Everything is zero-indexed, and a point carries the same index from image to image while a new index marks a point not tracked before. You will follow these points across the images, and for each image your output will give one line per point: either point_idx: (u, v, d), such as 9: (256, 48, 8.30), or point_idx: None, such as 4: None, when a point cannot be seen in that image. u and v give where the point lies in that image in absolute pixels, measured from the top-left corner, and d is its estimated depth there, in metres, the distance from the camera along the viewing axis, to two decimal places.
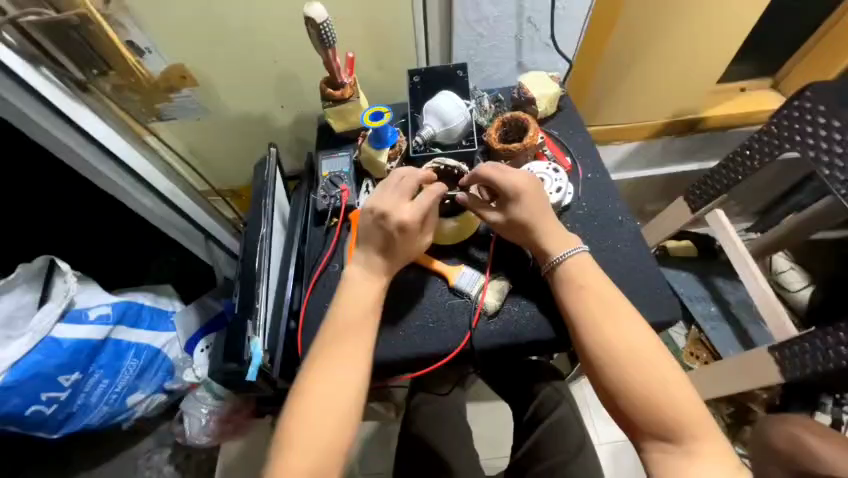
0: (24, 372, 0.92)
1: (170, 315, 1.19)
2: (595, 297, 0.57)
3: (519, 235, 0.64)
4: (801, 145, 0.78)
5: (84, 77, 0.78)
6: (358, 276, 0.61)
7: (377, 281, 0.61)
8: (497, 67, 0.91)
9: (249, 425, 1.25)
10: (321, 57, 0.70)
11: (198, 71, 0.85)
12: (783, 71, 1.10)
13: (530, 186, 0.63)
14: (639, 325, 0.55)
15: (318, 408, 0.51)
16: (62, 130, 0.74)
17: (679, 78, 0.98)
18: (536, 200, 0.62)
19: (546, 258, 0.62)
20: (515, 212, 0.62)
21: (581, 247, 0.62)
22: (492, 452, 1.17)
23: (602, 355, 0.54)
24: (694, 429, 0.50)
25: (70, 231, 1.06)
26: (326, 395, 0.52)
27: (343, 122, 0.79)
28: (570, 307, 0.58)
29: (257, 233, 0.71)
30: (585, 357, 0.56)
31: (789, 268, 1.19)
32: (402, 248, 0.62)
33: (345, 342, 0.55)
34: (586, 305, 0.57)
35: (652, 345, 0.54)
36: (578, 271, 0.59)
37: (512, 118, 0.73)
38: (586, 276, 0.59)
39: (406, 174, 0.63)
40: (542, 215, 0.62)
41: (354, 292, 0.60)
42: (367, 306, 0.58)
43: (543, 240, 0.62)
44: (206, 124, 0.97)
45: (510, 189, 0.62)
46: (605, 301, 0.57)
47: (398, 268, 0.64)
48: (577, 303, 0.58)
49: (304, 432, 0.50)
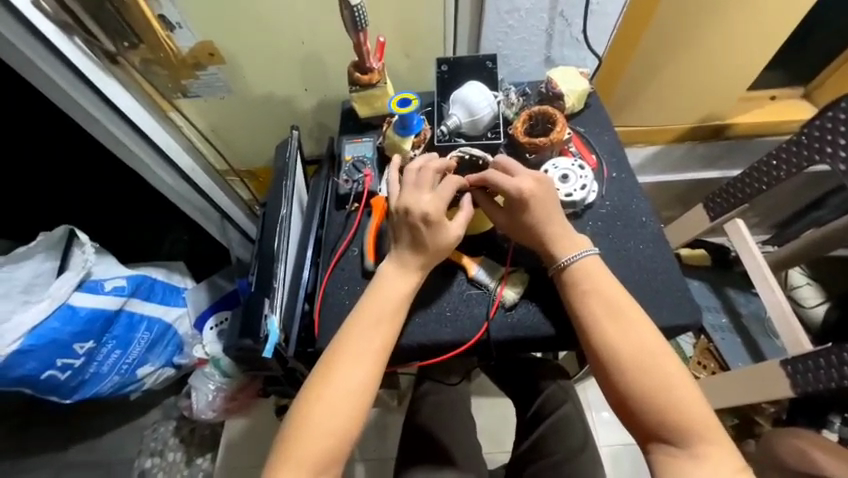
0: (39, 338, 0.94)
1: (181, 292, 1.21)
2: (605, 304, 0.56)
3: (523, 235, 0.63)
4: (831, 157, 0.76)
5: (115, 50, 0.78)
6: (393, 271, 0.61)
7: (412, 279, 0.60)
8: (524, 61, 0.90)
9: (253, 403, 1.28)
10: (351, 40, 0.69)
11: (226, 50, 0.85)
12: (815, 82, 1.08)
13: (537, 193, 0.61)
14: (650, 331, 0.55)
15: (325, 407, 0.52)
16: (89, 100, 0.76)
17: (712, 80, 0.96)
18: (541, 202, 0.61)
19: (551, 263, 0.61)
20: (525, 218, 0.62)
21: (592, 250, 0.61)
22: (492, 446, 1.18)
23: (612, 360, 0.54)
24: (701, 432, 0.50)
25: (93, 202, 1.10)
26: (338, 388, 0.53)
27: (368, 107, 0.79)
28: (578, 313, 0.57)
29: (277, 214, 0.72)
30: (595, 362, 0.56)
31: (804, 283, 1.17)
32: (432, 241, 0.60)
33: (358, 341, 0.56)
34: (594, 311, 0.56)
35: (663, 351, 0.53)
36: (587, 278, 0.58)
37: (541, 112, 0.72)
38: (597, 283, 0.58)
39: (419, 168, 0.63)
40: (551, 215, 0.61)
41: (390, 283, 0.60)
42: (393, 308, 0.59)
43: (549, 243, 0.61)
44: (230, 104, 0.97)
45: (514, 192, 0.61)
46: (614, 307, 0.56)
47: (433, 263, 0.62)
48: (586, 309, 0.57)
49: (311, 430, 0.51)
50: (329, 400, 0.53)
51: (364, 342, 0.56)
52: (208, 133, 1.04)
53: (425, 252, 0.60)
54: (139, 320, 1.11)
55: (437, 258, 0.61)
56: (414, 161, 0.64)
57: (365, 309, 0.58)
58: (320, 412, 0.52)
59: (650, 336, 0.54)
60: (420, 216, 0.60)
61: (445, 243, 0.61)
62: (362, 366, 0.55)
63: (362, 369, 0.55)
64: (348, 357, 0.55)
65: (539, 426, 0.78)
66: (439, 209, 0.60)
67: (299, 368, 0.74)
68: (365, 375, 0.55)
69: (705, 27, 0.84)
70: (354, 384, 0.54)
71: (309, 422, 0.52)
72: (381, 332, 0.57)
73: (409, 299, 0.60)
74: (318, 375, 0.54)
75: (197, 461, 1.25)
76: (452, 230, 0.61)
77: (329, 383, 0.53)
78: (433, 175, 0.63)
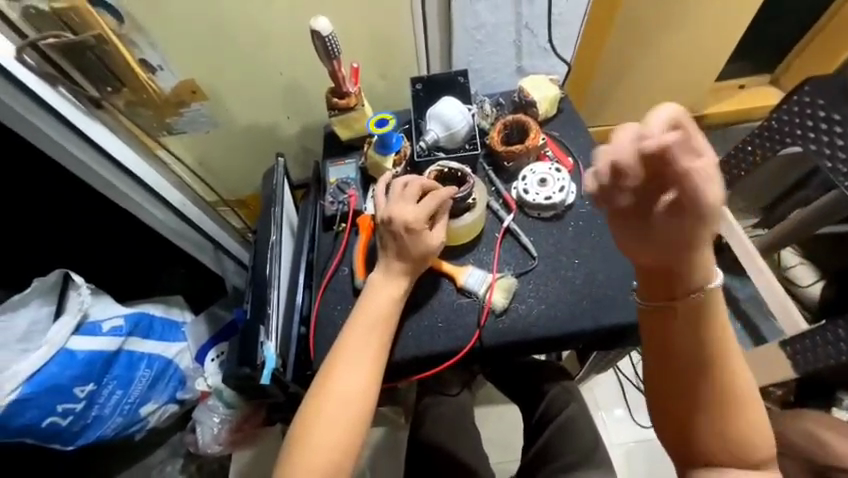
0: (40, 384, 0.94)
1: (180, 326, 1.20)
2: (706, 334, 0.47)
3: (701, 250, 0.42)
4: (802, 138, 0.80)
5: (99, 95, 0.80)
6: (381, 283, 0.61)
7: (399, 282, 0.62)
8: (497, 72, 0.93)
9: (258, 433, 1.25)
10: (326, 67, 0.72)
11: (207, 86, 0.88)
12: (780, 68, 1.12)
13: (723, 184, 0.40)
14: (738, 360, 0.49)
15: (325, 419, 0.52)
16: (71, 140, 0.75)
17: (678, 77, 1.00)
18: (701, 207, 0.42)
19: (680, 287, 0.46)
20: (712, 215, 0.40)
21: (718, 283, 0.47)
22: (504, 456, 1.17)
23: (692, 368, 0.48)
24: (758, 452, 0.49)
25: (88, 241, 1.11)
26: (339, 399, 0.53)
27: (349, 130, 0.81)
28: (668, 337, 0.49)
29: (267, 240, 0.73)
30: (666, 378, 0.50)
31: (798, 263, 1.18)
32: (415, 247, 0.62)
33: (355, 348, 0.57)
34: (690, 344, 0.48)
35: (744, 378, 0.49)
36: (704, 312, 0.47)
37: (514, 121, 0.75)
38: (709, 308, 0.47)
39: (405, 183, 0.65)
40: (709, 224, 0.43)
41: (377, 293, 0.61)
42: (382, 313, 0.59)
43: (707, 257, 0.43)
44: (215, 137, 0.99)
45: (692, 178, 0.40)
46: (715, 342, 0.47)
47: (419, 267, 0.63)
48: (684, 330, 0.48)
49: (313, 447, 0.51)
50: (331, 413, 0.53)
51: (362, 351, 0.57)
52: (195, 166, 1.06)
53: (410, 259, 0.62)
54: (139, 358, 1.11)
55: (417, 265, 0.63)
56: (397, 179, 0.65)
57: (358, 317, 0.59)
58: (323, 427, 0.52)
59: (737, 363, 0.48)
60: (400, 225, 0.61)
61: (426, 247, 0.62)
62: (360, 374, 0.55)
63: (362, 378, 0.55)
64: (348, 368, 0.55)
65: (544, 432, 0.77)
66: (419, 219, 0.61)
67: (298, 392, 0.74)
68: (364, 383, 0.55)
69: (664, 26, 0.88)
70: (352, 395, 0.54)
71: (310, 440, 0.52)
72: (377, 340, 0.58)
73: (398, 306, 0.61)
74: (316, 386, 0.55)
75: None
76: (433, 237, 0.63)
77: (328, 396, 0.54)
78: (417, 191, 0.64)
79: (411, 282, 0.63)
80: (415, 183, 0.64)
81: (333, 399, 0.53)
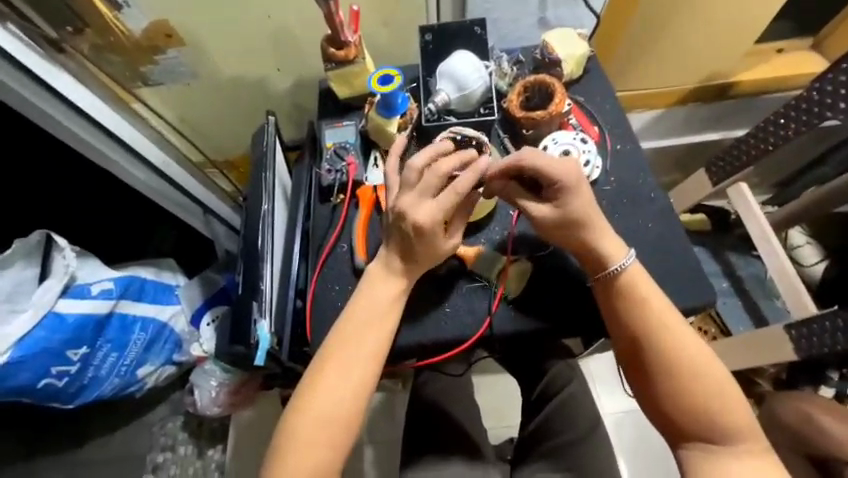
0: (29, 348, 0.91)
1: (173, 289, 1.15)
2: (649, 313, 0.52)
3: (573, 237, 0.55)
4: (845, 112, 0.72)
5: (58, 36, 0.70)
6: (384, 270, 0.57)
7: (403, 273, 0.57)
8: (515, 24, 0.83)
9: (258, 395, 1.26)
10: (321, 10, 0.62)
11: (185, 29, 0.78)
12: (827, 29, 1.01)
13: (582, 177, 0.54)
14: (693, 337, 0.51)
15: (318, 414, 0.50)
16: (31, 91, 0.67)
17: (717, 35, 0.89)
18: (583, 201, 0.54)
19: (596, 265, 0.55)
20: (568, 207, 0.53)
21: (633, 255, 0.55)
22: (498, 421, 1.20)
23: (648, 348, 0.51)
24: (741, 431, 0.49)
25: (67, 201, 1.05)
26: (332, 393, 0.51)
27: (348, 87, 0.73)
28: (611, 314, 0.54)
29: (259, 209, 0.67)
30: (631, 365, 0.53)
31: (805, 242, 1.15)
32: (424, 250, 0.56)
33: (350, 341, 0.53)
34: (641, 327, 0.52)
35: (705, 352, 0.51)
36: (633, 289, 0.53)
37: (536, 82, 0.67)
38: (641, 287, 0.53)
39: (427, 170, 0.54)
40: (594, 214, 0.54)
41: (380, 280, 0.57)
42: (385, 301, 0.56)
43: (593, 242, 0.54)
44: (197, 89, 0.90)
45: (565, 179, 0.53)
46: (660, 320, 0.51)
47: (426, 267, 0.59)
48: (627, 311, 0.53)
49: (304, 442, 0.49)
50: (326, 407, 0.50)
51: (360, 344, 0.53)
52: (177, 123, 0.97)
53: (416, 254, 0.57)
54: (132, 321, 1.07)
55: (425, 265, 0.58)
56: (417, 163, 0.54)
57: (354, 313, 0.55)
58: (320, 422, 0.50)
59: (690, 339, 0.51)
60: (413, 228, 0.54)
61: (436, 250, 0.57)
62: (354, 372, 0.52)
63: (358, 372, 0.52)
64: (343, 361, 0.52)
65: (545, 407, 0.77)
66: (435, 221, 0.54)
67: (296, 367, 0.71)
68: (359, 383, 0.52)
69: None
70: (350, 390, 0.51)
71: (301, 435, 0.49)
72: (376, 339, 0.54)
73: (401, 301, 0.57)
74: (306, 384, 0.52)
75: (208, 453, 1.26)
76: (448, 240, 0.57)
77: (323, 390, 0.51)
78: (439, 184, 0.54)
79: (415, 275, 0.58)
80: (437, 173, 0.54)
81: (327, 394, 0.51)
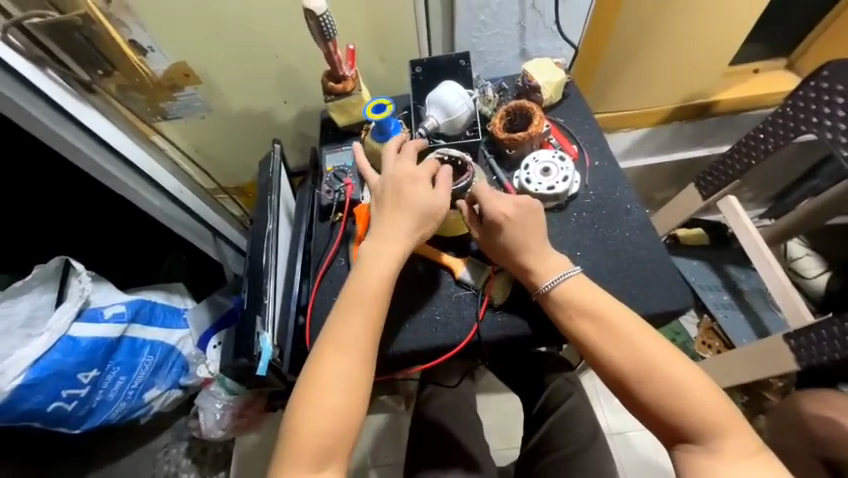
0: (43, 371, 0.94)
1: (181, 313, 1.19)
2: (593, 321, 0.55)
3: (505, 259, 0.61)
4: (818, 127, 0.76)
5: (90, 79, 0.78)
6: (374, 261, 0.57)
7: (398, 247, 0.58)
8: (500, 55, 0.90)
9: (263, 417, 1.27)
10: (321, 49, 0.69)
11: (200, 70, 0.86)
12: (798, 51, 1.07)
13: (522, 210, 0.60)
14: (650, 339, 0.53)
15: (308, 424, 0.51)
16: (62, 126, 0.73)
17: (690, 59, 0.95)
18: (520, 234, 0.59)
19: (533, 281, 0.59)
20: (498, 238, 0.60)
21: (573, 270, 0.58)
22: (504, 443, 1.18)
23: (608, 355, 0.53)
24: (722, 428, 0.49)
25: (85, 228, 1.11)
26: (320, 402, 0.51)
27: (346, 115, 0.79)
28: (569, 325, 0.56)
29: (264, 229, 0.72)
30: (599, 371, 0.55)
31: (804, 254, 1.16)
32: (413, 195, 0.60)
33: (332, 348, 0.54)
34: (591, 334, 0.55)
35: (667, 352, 0.52)
36: (574, 300, 0.56)
37: (517, 107, 0.73)
38: (589, 298, 0.56)
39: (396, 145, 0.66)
40: (529, 244, 0.59)
41: (371, 270, 0.57)
42: (377, 285, 0.56)
43: (529, 267, 0.59)
44: (211, 122, 0.97)
45: (494, 216, 0.60)
46: (611, 326, 0.54)
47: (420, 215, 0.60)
48: (582, 321, 0.55)
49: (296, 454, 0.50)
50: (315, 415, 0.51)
51: (346, 346, 0.54)
52: (191, 153, 1.05)
53: (410, 220, 0.59)
54: (142, 344, 1.11)
55: (422, 212, 0.59)
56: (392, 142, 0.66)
57: (342, 312, 0.56)
58: (312, 432, 0.51)
59: (647, 339, 0.53)
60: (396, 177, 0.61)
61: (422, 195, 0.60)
62: (347, 368, 0.53)
63: (347, 377, 0.53)
64: (327, 369, 0.53)
65: (545, 422, 0.77)
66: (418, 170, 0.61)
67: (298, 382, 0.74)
68: (348, 388, 0.53)
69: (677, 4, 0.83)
70: (341, 395, 0.52)
71: (294, 447, 0.51)
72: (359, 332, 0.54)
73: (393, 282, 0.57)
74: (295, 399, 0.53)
75: None
76: (429, 194, 0.60)
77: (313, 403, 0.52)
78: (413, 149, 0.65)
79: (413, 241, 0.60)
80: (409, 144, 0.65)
81: (316, 403, 0.52)
